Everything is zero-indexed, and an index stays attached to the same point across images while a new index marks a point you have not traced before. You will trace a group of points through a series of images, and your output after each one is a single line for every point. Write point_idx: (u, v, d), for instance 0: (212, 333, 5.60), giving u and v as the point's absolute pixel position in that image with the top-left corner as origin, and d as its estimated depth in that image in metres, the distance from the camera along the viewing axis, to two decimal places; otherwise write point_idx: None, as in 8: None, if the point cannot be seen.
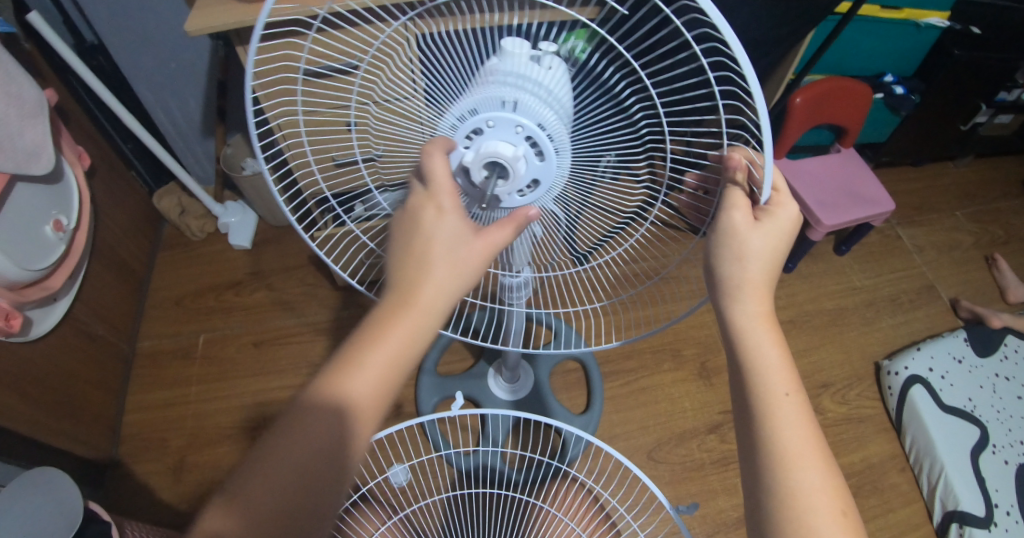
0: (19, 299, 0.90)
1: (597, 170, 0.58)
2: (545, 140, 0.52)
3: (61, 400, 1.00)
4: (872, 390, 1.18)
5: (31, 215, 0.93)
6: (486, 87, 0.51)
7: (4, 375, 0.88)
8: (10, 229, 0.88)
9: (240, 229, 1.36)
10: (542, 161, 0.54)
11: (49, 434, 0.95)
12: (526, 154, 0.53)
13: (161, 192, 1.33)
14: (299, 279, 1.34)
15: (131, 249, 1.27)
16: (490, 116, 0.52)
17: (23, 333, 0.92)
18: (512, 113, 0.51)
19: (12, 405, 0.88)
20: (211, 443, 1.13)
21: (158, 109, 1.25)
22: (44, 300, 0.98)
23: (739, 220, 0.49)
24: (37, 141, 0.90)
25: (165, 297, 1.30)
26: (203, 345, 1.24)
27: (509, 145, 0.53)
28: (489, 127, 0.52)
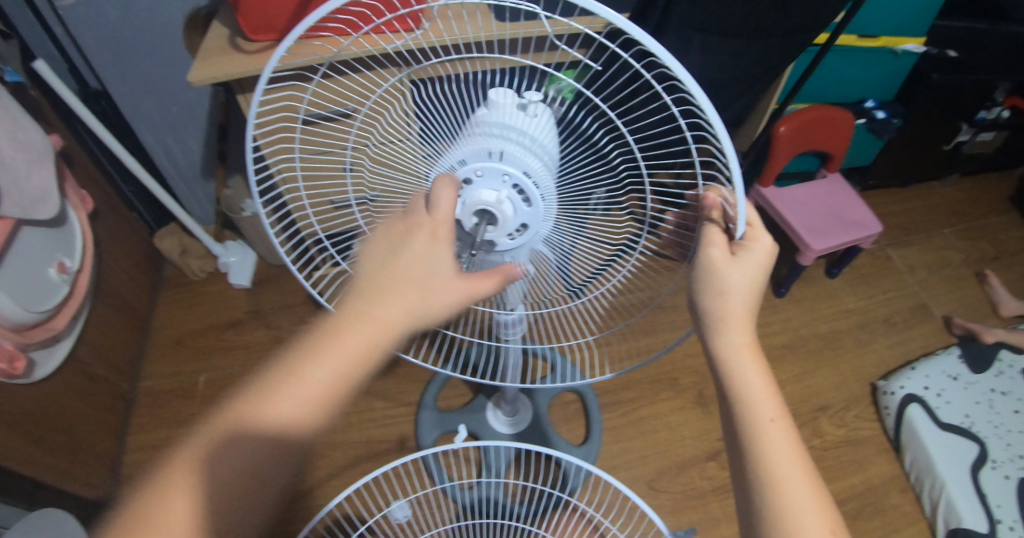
0: (23, 341, 0.92)
1: (585, 207, 0.59)
2: (531, 188, 0.53)
3: (63, 441, 1.00)
4: (870, 412, 1.19)
5: (37, 258, 0.96)
6: (476, 136, 0.53)
7: (9, 416, 0.89)
8: (16, 273, 0.90)
9: (240, 268, 1.37)
10: (530, 206, 0.55)
11: (49, 475, 0.96)
12: (511, 199, 0.54)
13: (162, 234, 1.35)
14: (299, 317, 1.33)
15: (132, 288, 1.29)
16: (479, 165, 0.53)
17: (27, 375, 0.93)
18: (499, 162, 0.53)
19: (15, 446, 0.89)
20: None
21: (160, 153, 1.29)
22: (47, 341, 0.99)
23: (716, 256, 0.50)
24: (43, 185, 0.93)
25: (166, 337, 1.31)
26: (204, 385, 1.24)
27: (497, 191, 0.54)
28: (477, 176, 0.54)
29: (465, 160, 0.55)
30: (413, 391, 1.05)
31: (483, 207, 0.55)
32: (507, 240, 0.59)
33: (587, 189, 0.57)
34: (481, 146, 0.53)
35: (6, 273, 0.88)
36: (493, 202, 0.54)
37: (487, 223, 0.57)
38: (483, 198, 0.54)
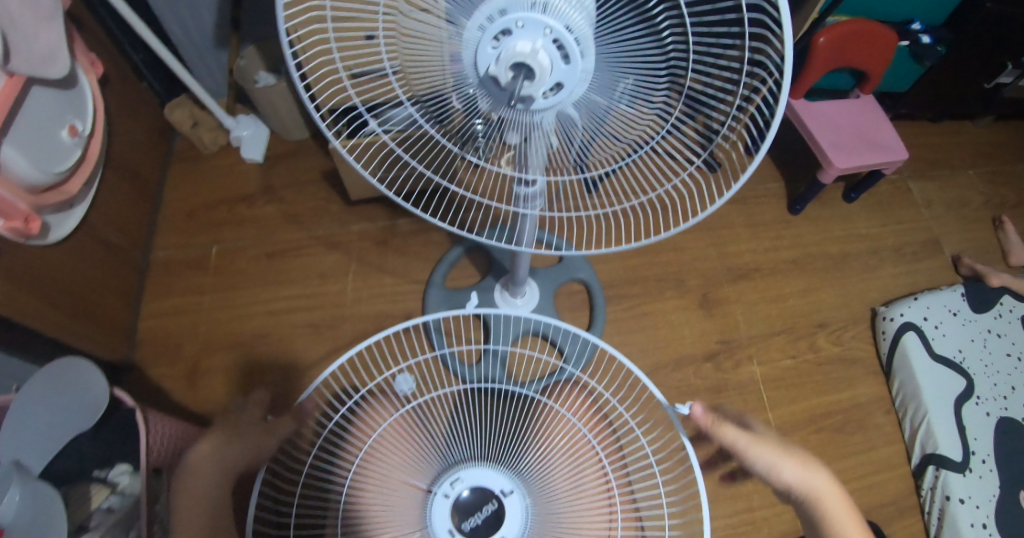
0: (39, 202, 0.90)
1: (614, 95, 0.52)
2: (572, 43, 0.47)
3: (78, 302, 0.98)
4: (867, 334, 1.20)
5: (46, 120, 0.92)
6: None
7: (23, 274, 0.87)
8: (28, 133, 0.87)
9: (252, 141, 1.24)
10: (569, 64, 0.49)
11: (67, 335, 0.94)
12: (551, 56, 0.49)
13: (171, 103, 1.22)
14: (311, 194, 1.17)
15: (143, 158, 1.20)
16: (520, 15, 0.47)
17: (42, 237, 0.92)
18: (541, 15, 0.47)
19: (29, 304, 0.87)
20: (224, 348, 1.03)
21: (170, 17, 1.20)
22: (61, 206, 0.96)
23: (739, 440, 0.55)
24: (53, 45, 0.89)
25: (177, 210, 1.20)
26: (217, 256, 1.13)
27: (536, 43, 0.48)
28: (520, 27, 0.48)
29: (499, 13, 0.48)
30: (422, 268, 1.05)
31: (515, 60, 0.49)
32: (537, 101, 0.53)
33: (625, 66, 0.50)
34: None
35: (18, 131, 0.85)
36: (531, 56, 0.48)
37: (522, 79, 0.50)
38: (521, 49, 0.48)
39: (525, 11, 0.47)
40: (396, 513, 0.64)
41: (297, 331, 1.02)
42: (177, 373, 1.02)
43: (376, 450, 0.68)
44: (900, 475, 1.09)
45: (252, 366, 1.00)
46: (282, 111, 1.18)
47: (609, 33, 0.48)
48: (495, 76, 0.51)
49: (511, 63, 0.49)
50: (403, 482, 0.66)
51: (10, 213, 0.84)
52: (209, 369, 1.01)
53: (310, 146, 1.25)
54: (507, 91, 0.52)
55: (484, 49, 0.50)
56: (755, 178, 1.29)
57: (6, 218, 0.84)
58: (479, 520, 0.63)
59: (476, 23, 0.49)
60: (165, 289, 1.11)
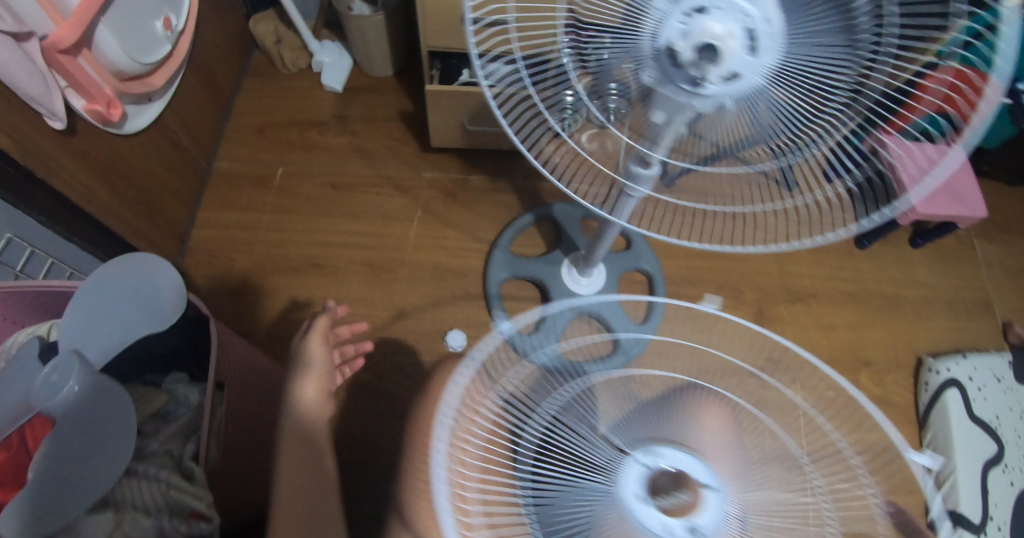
0: (122, 89, 0.82)
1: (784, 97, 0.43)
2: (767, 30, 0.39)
3: (140, 198, 0.92)
4: (908, 381, 1.19)
5: (144, 5, 0.82)
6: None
7: (94, 159, 0.81)
8: (126, 13, 0.79)
9: (333, 69, 1.22)
10: (755, 57, 0.40)
11: (126, 230, 0.89)
12: (739, 41, 0.39)
13: (258, 17, 1.22)
14: (385, 133, 1.15)
15: (222, 65, 1.15)
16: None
17: (117, 125, 0.84)
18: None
19: (93, 190, 0.82)
20: (277, 271, 1.01)
21: None
22: (141, 98, 0.89)
23: None
24: None
25: (247, 123, 1.17)
26: (281, 178, 1.10)
27: (732, 27, 0.39)
28: (717, 7, 0.39)
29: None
30: (488, 229, 1.04)
31: (703, 40, 0.39)
32: (705, 91, 0.42)
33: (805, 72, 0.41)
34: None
35: (116, 8, 0.77)
36: (723, 39, 0.39)
37: (703, 64, 0.40)
38: (714, 29, 0.39)
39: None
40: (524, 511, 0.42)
41: (355, 267, 1.00)
42: (227, 287, 1.00)
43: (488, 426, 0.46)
44: None
45: (305, 293, 0.98)
46: (372, 41, 1.14)
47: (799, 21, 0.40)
48: (672, 54, 0.41)
49: (699, 42, 0.39)
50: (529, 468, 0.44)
51: (93, 94, 0.76)
52: (261, 290, 0.99)
53: (389, 86, 1.22)
54: (681, 74, 0.42)
55: (669, 24, 0.41)
56: None
57: (89, 98, 0.77)
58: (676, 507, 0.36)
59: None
60: (226, 202, 1.08)
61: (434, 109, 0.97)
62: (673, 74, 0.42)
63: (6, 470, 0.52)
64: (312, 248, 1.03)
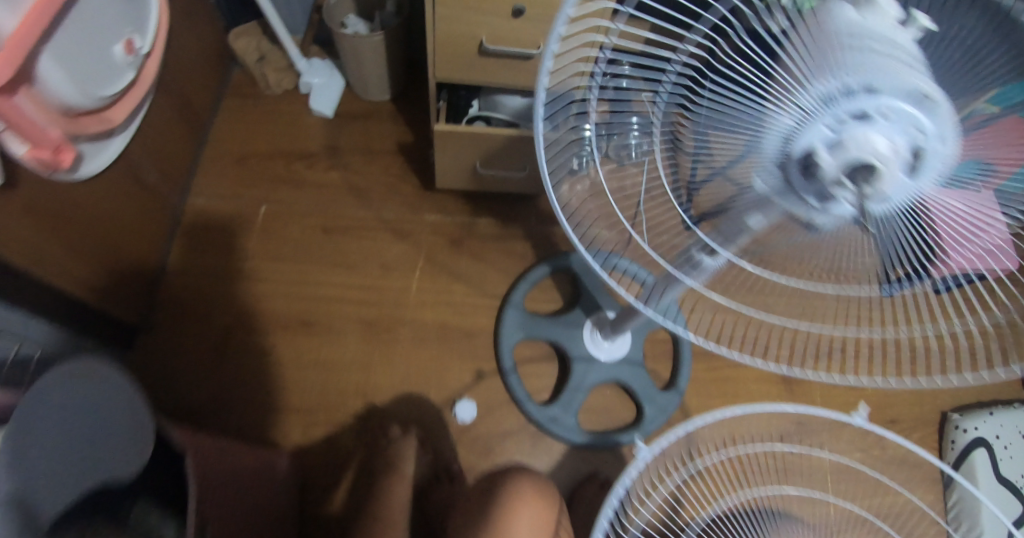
0: (74, 129, 0.67)
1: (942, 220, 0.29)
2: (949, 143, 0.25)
3: (104, 253, 0.80)
4: (932, 439, 1.14)
5: (100, 25, 0.68)
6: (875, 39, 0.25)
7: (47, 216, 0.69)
8: (76, 35, 0.64)
9: (323, 91, 1.09)
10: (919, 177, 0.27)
11: (87, 292, 0.77)
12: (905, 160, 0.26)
13: (240, 31, 1.07)
14: (381, 167, 1.04)
15: (198, 88, 1.02)
16: (888, 98, 0.24)
17: (70, 172, 0.69)
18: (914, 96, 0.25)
19: (46, 253, 0.69)
20: (262, 329, 0.91)
21: None
22: (100, 135, 0.74)
23: None
24: None
25: (226, 153, 1.05)
26: (265, 218, 0.99)
27: (899, 145, 0.25)
28: (884, 114, 0.25)
29: (852, 87, 0.25)
30: (499, 282, 0.94)
31: (858, 162, 0.26)
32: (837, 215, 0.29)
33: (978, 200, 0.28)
34: (878, 57, 0.24)
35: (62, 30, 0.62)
36: (883, 161, 0.25)
37: (850, 188, 0.27)
38: (879, 149, 0.25)
39: (904, 94, 0.24)
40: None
41: (350, 326, 0.91)
42: (207, 345, 0.91)
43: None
44: None
45: (294, 356, 0.88)
46: (369, 64, 1.02)
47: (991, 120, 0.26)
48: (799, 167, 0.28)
49: (850, 164, 0.26)
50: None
51: (36, 139, 0.61)
52: (245, 348, 0.90)
53: (387, 111, 1.10)
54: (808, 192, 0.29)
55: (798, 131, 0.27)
56: None
57: (31, 143, 0.61)
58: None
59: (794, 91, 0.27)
60: (204, 244, 0.97)
61: (442, 153, 0.86)
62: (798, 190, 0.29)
63: None
64: (301, 303, 0.92)
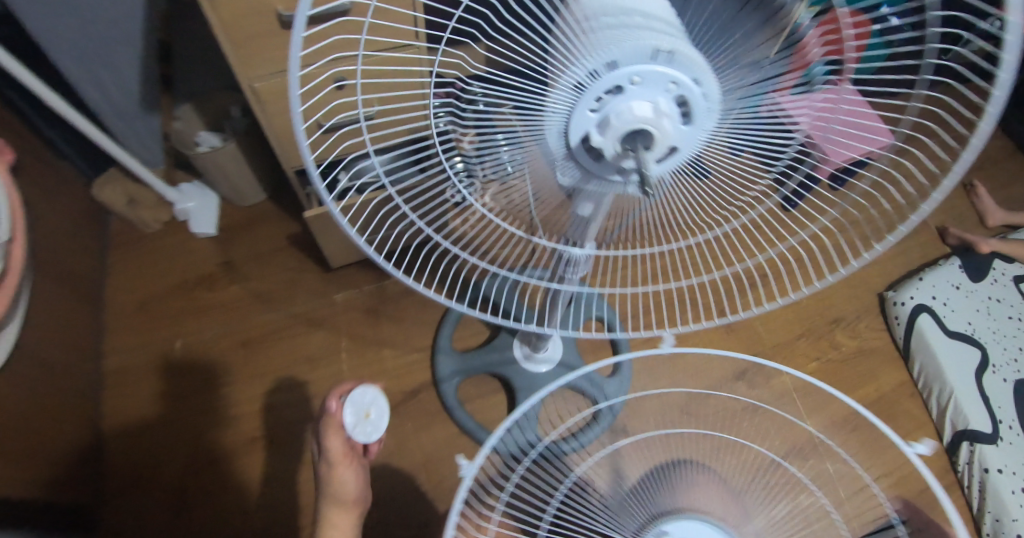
0: None
1: (733, 151, 0.37)
2: (700, 99, 0.31)
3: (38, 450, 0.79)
4: (878, 321, 1.19)
5: None
6: (618, 17, 0.27)
7: None
8: None
9: (199, 215, 1.10)
10: (689, 124, 0.33)
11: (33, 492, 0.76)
12: (669, 118, 0.32)
13: (100, 181, 1.06)
14: (279, 264, 1.05)
15: (77, 249, 1.01)
16: (636, 71, 0.29)
17: None
18: (668, 68, 0.29)
19: None
20: (213, 460, 0.92)
21: (88, 85, 0.95)
22: None
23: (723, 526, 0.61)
24: None
25: (126, 302, 1.05)
26: (183, 352, 1.00)
27: (660, 105, 0.31)
28: (636, 84, 0.30)
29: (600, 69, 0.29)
30: (425, 332, 0.98)
31: (627, 128, 0.32)
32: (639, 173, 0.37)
33: (750, 132, 0.35)
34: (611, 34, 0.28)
35: None
36: (654, 121, 0.32)
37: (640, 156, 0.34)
38: (642, 114, 0.31)
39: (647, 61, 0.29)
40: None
41: (297, 429, 0.92)
42: (164, 495, 0.90)
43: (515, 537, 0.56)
44: (934, 458, 1.08)
45: (252, 476, 0.90)
46: (235, 173, 1.03)
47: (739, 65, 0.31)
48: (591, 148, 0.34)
49: (622, 134, 0.32)
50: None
51: None
52: (199, 490, 0.90)
53: (269, 211, 1.11)
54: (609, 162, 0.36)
55: (580, 115, 0.32)
56: None
57: None
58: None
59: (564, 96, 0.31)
60: (129, 401, 0.97)
61: (323, 238, 0.89)
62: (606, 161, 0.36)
63: None
64: (244, 422, 0.94)
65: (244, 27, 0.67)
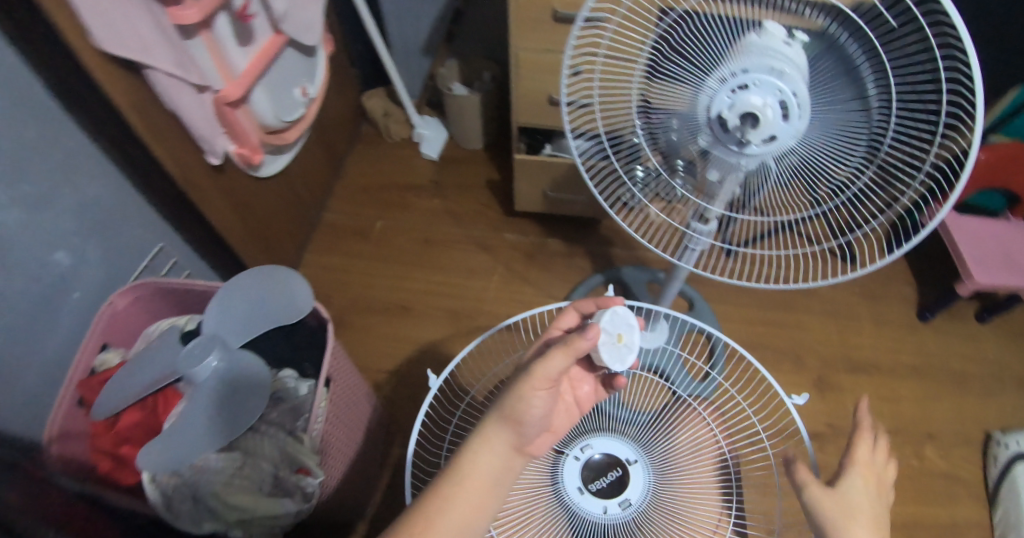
0: (265, 139, 1.13)
1: (823, 147, 0.63)
2: (795, 106, 0.58)
3: (256, 221, 1.23)
4: (976, 457, 1.17)
5: (287, 78, 1.16)
6: (762, 49, 0.58)
7: (234, 191, 1.16)
8: (277, 81, 1.13)
9: (431, 141, 1.40)
10: (787, 122, 0.59)
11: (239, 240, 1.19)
12: (774, 108, 0.59)
13: (370, 93, 1.43)
14: (473, 198, 1.32)
15: (337, 129, 1.39)
16: (759, 76, 0.58)
17: (255, 168, 1.17)
18: (777, 80, 0.57)
19: (221, 209, 1.14)
20: (368, 309, 1.19)
21: (394, 22, 1.33)
22: (276, 148, 1.19)
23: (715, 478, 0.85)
24: (314, 19, 1.16)
25: (351, 182, 1.39)
26: (380, 230, 1.29)
27: (769, 99, 0.58)
28: (756, 85, 0.58)
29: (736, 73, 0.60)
30: (561, 287, 1.20)
31: (747, 110, 0.59)
32: (751, 146, 0.63)
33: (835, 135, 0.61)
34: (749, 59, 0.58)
35: (273, 78, 1.12)
36: (762, 109, 0.59)
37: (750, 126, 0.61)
38: (755, 100, 0.59)
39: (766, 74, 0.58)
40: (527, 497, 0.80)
41: (442, 315, 1.18)
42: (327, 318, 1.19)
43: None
44: None
45: (393, 334, 1.16)
46: (468, 120, 1.31)
47: (822, 93, 0.60)
48: (724, 119, 0.62)
49: (743, 110, 0.60)
50: (533, 480, 0.81)
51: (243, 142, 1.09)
52: (352, 326, 1.17)
53: (480, 157, 1.39)
54: (732, 134, 0.63)
55: (721, 96, 0.62)
56: (890, 279, 1.37)
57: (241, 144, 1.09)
58: (605, 482, 0.81)
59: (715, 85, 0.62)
60: (330, 243, 1.28)
61: (519, 183, 1.15)
62: (729, 130, 0.63)
63: (141, 425, 0.97)
64: (403, 291, 1.21)
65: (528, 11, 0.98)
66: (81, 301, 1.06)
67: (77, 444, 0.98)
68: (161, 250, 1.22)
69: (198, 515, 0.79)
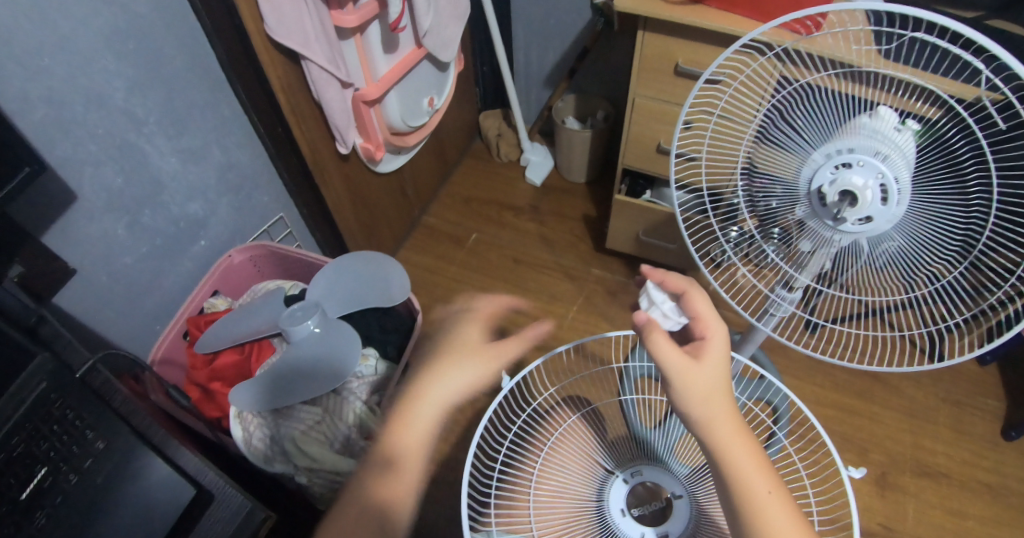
0: (389, 139, 1.25)
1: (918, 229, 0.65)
2: (894, 191, 0.61)
3: (366, 207, 1.34)
4: None
5: (419, 87, 1.27)
6: (870, 131, 0.62)
7: (352, 180, 1.27)
8: (411, 88, 1.24)
9: (537, 168, 1.51)
10: (885, 206, 0.62)
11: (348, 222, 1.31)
12: (874, 191, 0.62)
13: (488, 114, 1.58)
14: (567, 229, 1.42)
15: (453, 140, 1.52)
16: (864, 157, 0.62)
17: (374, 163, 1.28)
18: (879, 162, 0.61)
19: (339, 197, 1.25)
20: (453, 311, 1.30)
21: (522, 50, 1.46)
22: (395, 149, 1.30)
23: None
24: (451, 37, 1.26)
25: (456, 193, 1.53)
26: (475, 241, 1.42)
27: (869, 182, 0.62)
28: (859, 166, 0.62)
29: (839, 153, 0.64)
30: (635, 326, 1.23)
31: (847, 188, 0.63)
32: (846, 224, 0.66)
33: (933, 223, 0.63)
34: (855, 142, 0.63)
35: (409, 85, 1.23)
36: (862, 189, 0.62)
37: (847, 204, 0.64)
38: (855, 181, 0.62)
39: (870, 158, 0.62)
40: (571, 506, 0.84)
41: (519, 329, 1.26)
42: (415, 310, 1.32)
43: (564, 438, 0.90)
44: None
45: None
46: (575, 153, 1.40)
47: (923, 177, 0.62)
48: (823, 194, 0.66)
49: (842, 189, 0.63)
50: (578, 493, 0.85)
51: (370, 138, 1.20)
52: (439, 321, 1.29)
53: (580, 191, 1.49)
54: (829, 210, 0.66)
55: (823, 172, 0.65)
56: (976, 389, 1.32)
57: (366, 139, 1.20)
58: (647, 509, 0.83)
59: (818, 160, 0.67)
60: (430, 246, 1.43)
61: (615, 222, 1.22)
62: (826, 206, 0.66)
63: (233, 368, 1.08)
64: (488, 302, 1.31)
65: (651, 66, 1.06)
66: (207, 247, 1.19)
67: (177, 372, 1.10)
68: (280, 219, 1.35)
69: (274, 455, 0.90)
